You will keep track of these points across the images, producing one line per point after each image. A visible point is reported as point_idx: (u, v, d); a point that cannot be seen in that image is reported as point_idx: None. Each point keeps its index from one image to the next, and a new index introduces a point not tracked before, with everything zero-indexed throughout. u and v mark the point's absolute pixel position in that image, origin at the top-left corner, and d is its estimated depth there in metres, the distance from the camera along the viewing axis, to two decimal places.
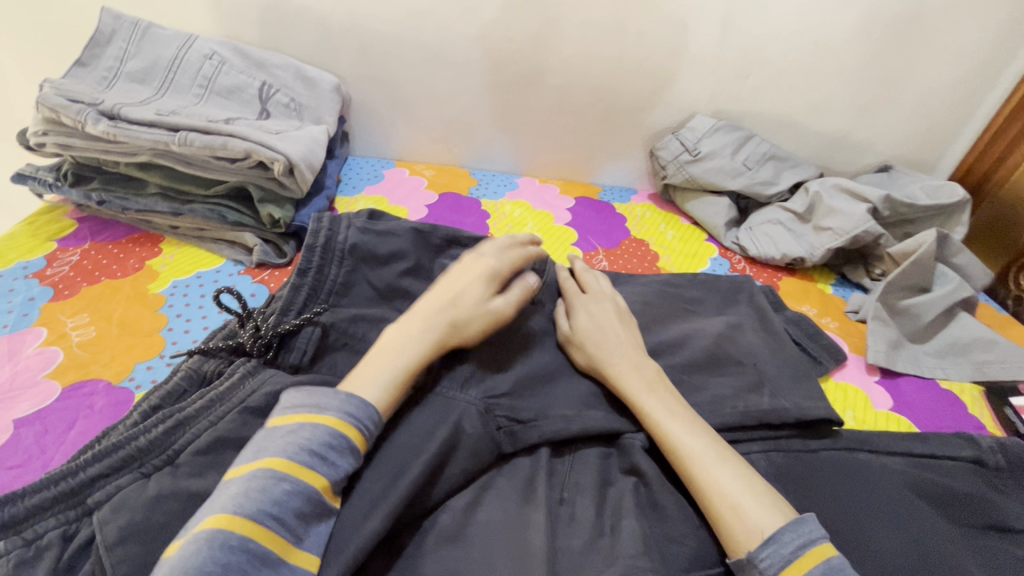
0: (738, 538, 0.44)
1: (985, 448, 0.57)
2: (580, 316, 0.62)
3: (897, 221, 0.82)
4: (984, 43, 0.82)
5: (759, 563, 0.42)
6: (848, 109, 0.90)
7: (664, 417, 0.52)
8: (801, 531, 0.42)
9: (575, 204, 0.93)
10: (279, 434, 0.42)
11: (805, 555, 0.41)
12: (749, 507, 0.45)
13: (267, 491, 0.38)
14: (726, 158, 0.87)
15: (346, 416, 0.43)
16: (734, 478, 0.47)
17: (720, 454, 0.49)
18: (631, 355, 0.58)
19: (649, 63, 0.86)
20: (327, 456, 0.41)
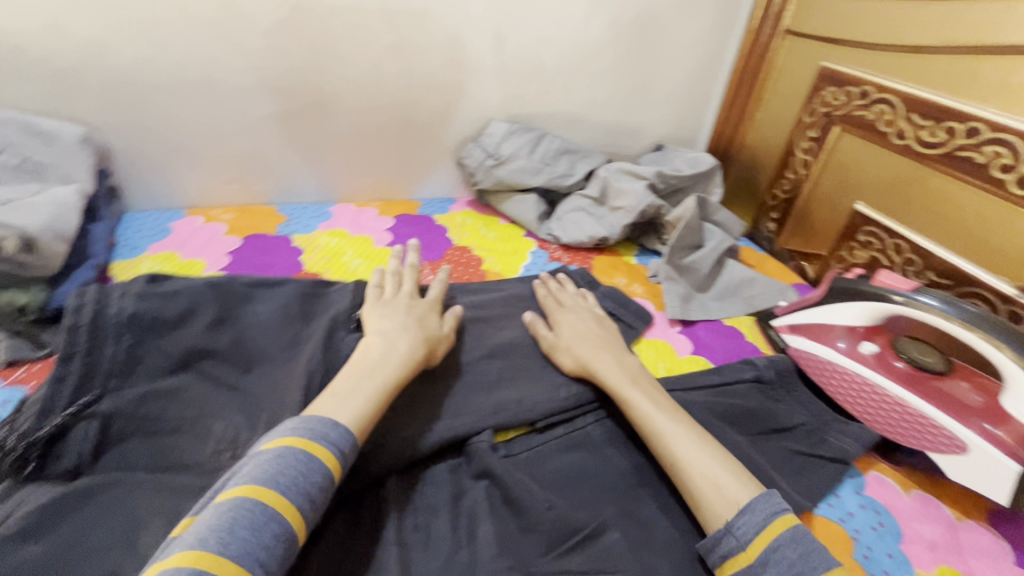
0: (717, 512, 0.46)
1: (761, 366, 0.69)
2: (571, 329, 0.67)
3: (672, 192, 0.95)
4: (703, 36, 0.99)
5: (736, 531, 0.44)
6: (619, 101, 1.02)
7: (639, 408, 0.55)
8: (772, 502, 0.45)
9: (394, 223, 0.93)
10: (265, 463, 0.40)
11: (775, 520, 0.44)
12: (729, 483, 0.48)
13: (259, 528, 0.37)
14: (525, 158, 0.94)
15: (337, 453, 0.43)
16: (710, 458, 0.50)
17: (695, 435, 0.53)
18: (615, 355, 0.62)
19: (438, 78, 0.89)
20: (318, 496, 0.41)
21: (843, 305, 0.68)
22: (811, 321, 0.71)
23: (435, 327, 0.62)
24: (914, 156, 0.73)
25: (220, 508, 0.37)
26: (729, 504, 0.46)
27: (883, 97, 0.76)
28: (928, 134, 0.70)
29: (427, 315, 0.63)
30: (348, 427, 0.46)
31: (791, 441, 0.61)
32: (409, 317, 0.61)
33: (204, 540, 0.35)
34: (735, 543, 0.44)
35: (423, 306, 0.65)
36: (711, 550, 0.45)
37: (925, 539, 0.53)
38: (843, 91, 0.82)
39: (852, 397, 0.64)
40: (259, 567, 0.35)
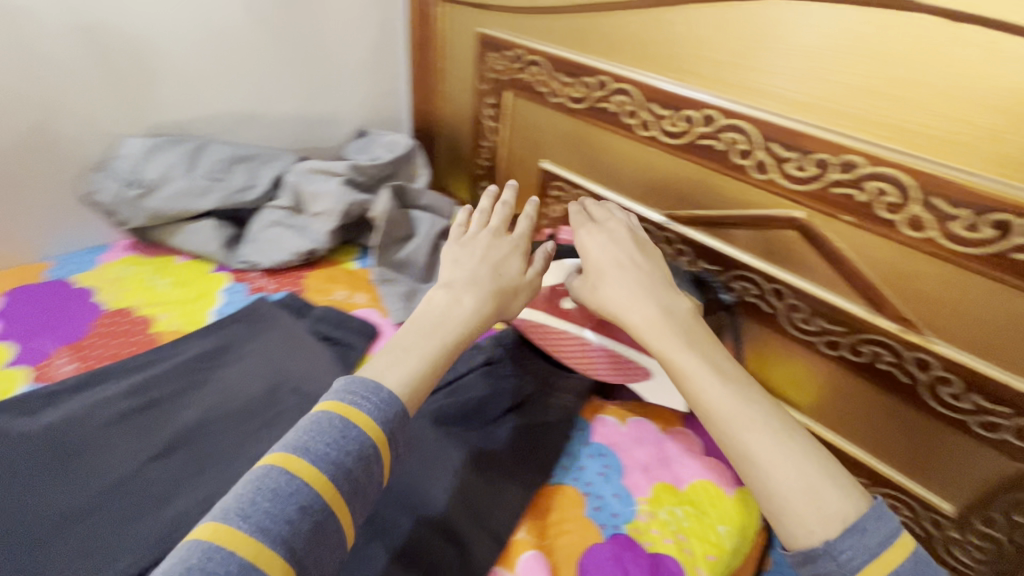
0: (811, 527, 0.39)
1: (488, 348, 0.66)
2: (609, 272, 0.55)
3: (377, 182, 0.88)
4: (362, 10, 0.92)
5: (840, 555, 0.37)
6: (291, 92, 0.90)
7: (692, 379, 0.47)
8: (887, 520, 0.38)
9: (5, 302, 0.67)
10: (329, 418, 0.39)
11: (889, 546, 0.37)
12: (829, 493, 0.40)
13: (282, 501, 0.35)
14: (183, 178, 0.76)
15: (383, 414, 0.40)
16: (793, 459, 0.41)
17: (767, 420, 0.44)
18: (658, 302, 0.52)
19: (10, 96, 0.67)
20: (359, 460, 0.38)
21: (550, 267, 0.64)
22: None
23: (511, 274, 0.55)
24: (568, 112, 0.78)
25: (250, 478, 0.36)
26: (827, 519, 0.39)
27: (532, 58, 0.79)
28: (573, 91, 0.75)
29: (508, 258, 0.56)
30: (396, 394, 0.42)
31: (525, 416, 0.61)
32: (484, 264, 0.54)
33: (224, 515, 0.34)
34: (836, 568, 0.37)
35: (507, 248, 0.57)
36: (801, 565, 0.39)
37: (641, 464, 0.58)
38: (501, 56, 0.84)
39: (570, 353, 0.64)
40: (281, 545, 0.33)
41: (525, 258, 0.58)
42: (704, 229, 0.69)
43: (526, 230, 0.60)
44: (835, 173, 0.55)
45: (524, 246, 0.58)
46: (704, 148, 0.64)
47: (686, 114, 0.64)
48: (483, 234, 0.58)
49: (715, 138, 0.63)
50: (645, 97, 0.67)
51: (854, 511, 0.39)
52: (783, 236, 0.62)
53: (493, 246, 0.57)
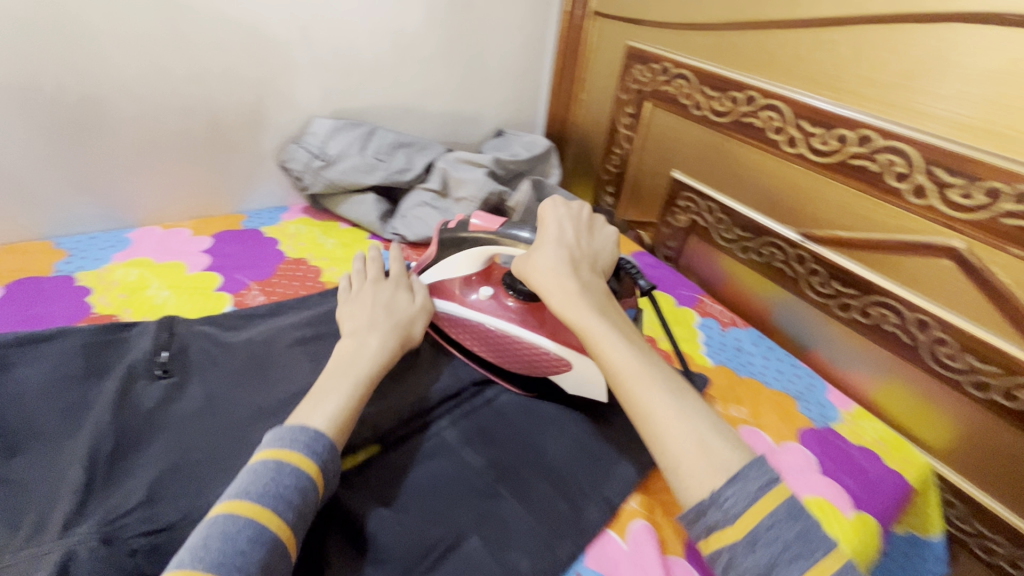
0: (699, 474, 0.42)
1: None
2: (536, 251, 0.58)
3: (514, 176, 0.96)
4: (521, 18, 0.99)
5: (725, 500, 0.40)
6: (449, 91, 0.99)
7: (603, 343, 0.50)
8: (766, 470, 0.41)
9: (213, 242, 0.82)
10: (264, 464, 0.42)
11: (768, 493, 0.40)
12: (714, 439, 0.44)
13: (231, 539, 0.37)
14: (356, 156, 0.87)
15: (308, 452, 0.43)
16: (685, 413, 0.45)
17: (663, 378, 0.48)
18: (576, 276, 0.55)
19: (242, 76, 0.80)
20: (294, 494, 0.41)
21: (460, 255, 0.66)
22: (438, 280, 0.68)
23: (404, 307, 0.62)
24: (710, 124, 0.80)
25: (200, 528, 0.38)
26: (713, 467, 0.42)
27: (679, 72, 0.83)
28: (718, 104, 0.78)
29: (395, 295, 0.63)
30: (323, 432, 0.46)
31: None
32: (375, 308, 0.60)
33: (179, 560, 0.36)
34: (722, 517, 0.40)
35: (389, 288, 0.64)
36: (693, 521, 0.41)
37: None
38: (648, 68, 0.88)
39: (489, 349, 0.64)
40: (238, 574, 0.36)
41: (409, 289, 0.65)
42: (842, 250, 0.68)
43: (402, 269, 0.67)
44: (1011, 204, 0.53)
45: (406, 280, 0.66)
46: (854, 169, 0.64)
47: (839, 134, 0.64)
48: (365, 286, 0.64)
49: (869, 159, 0.62)
50: (797, 115, 0.68)
51: (739, 463, 0.42)
52: (936, 266, 0.60)
53: (378, 290, 0.63)
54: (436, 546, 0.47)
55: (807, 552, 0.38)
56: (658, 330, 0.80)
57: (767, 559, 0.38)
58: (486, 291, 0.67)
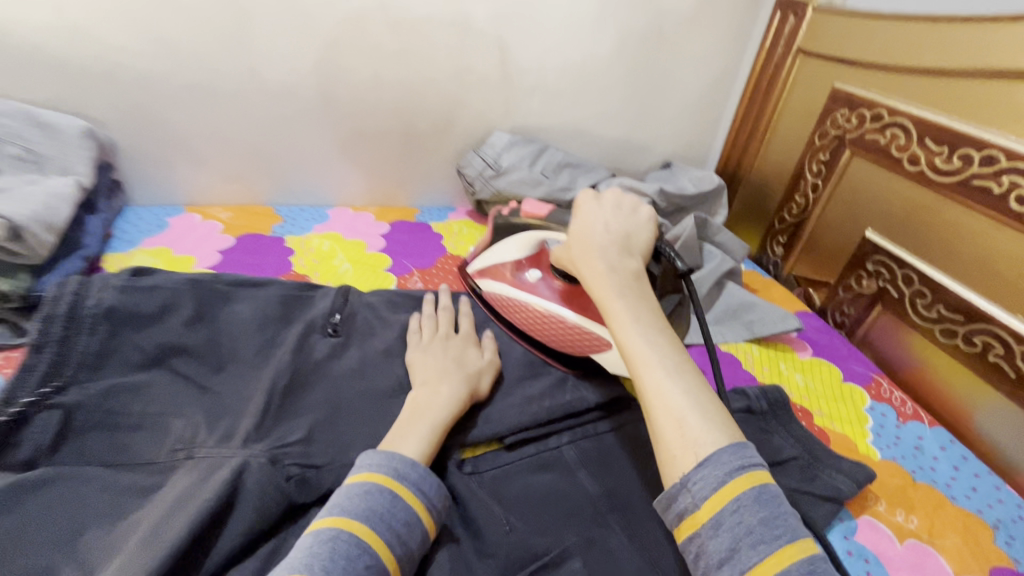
0: (673, 452, 0.42)
1: (753, 397, 0.65)
2: (574, 233, 0.60)
3: (675, 211, 0.93)
4: (715, 52, 0.96)
5: (692, 485, 0.40)
6: (624, 118, 1.00)
7: (616, 320, 0.50)
8: (739, 455, 0.40)
9: (390, 228, 0.92)
10: (380, 491, 0.43)
11: (740, 480, 0.39)
12: (693, 419, 0.42)
13: (354, 560, 0.39)
14: (525, 170, 0.91)
15: (420, 492, 0.45)
16: (676, 391, 0.44)
17: (666, 357, 0.46)
18: (608, 254, 0.55)
19: (440, 86, 0.88)
20: (403, 526, 0.42)
21: (513, 239, 0.72)
22: (493, 262, 0.75)
23: (475, 360, 0.62)
24: (927, 183, 0.69)
25: (320, 538, 0.40)
26: (687, 446, 0.41)
27: (895, 121, 0.73)
28: (942, 161, 0.67)
29: (465, 349, 0.63)
30: (427, 469, 0.47)
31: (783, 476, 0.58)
32: (446, 361, 0.60)
33: (309, 565, 0.37)
34: (690, 501, 0.39)
35: (459, 343, 0.64)
36: (666, 507, 0.41)
37: None
38: (855, 114, 0.79)
39: (529, 325, 0.69)
40: None
41: (478, 346, 0.65)
42: None
43: (470, 327, 0.68)
44: None
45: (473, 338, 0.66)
46: None
47: None
48: (435, 340, 0.63)
49: None
50: None
51: (713, 447, 0.41)
52: None
53: (449, 345, 0.63)
54: (539, 558, 0.46)
55: (769, 539, 0.36)
56: (815, 402, 0.71)
57: (728, 543, 0.37)
58: (535, 274, 0.71)
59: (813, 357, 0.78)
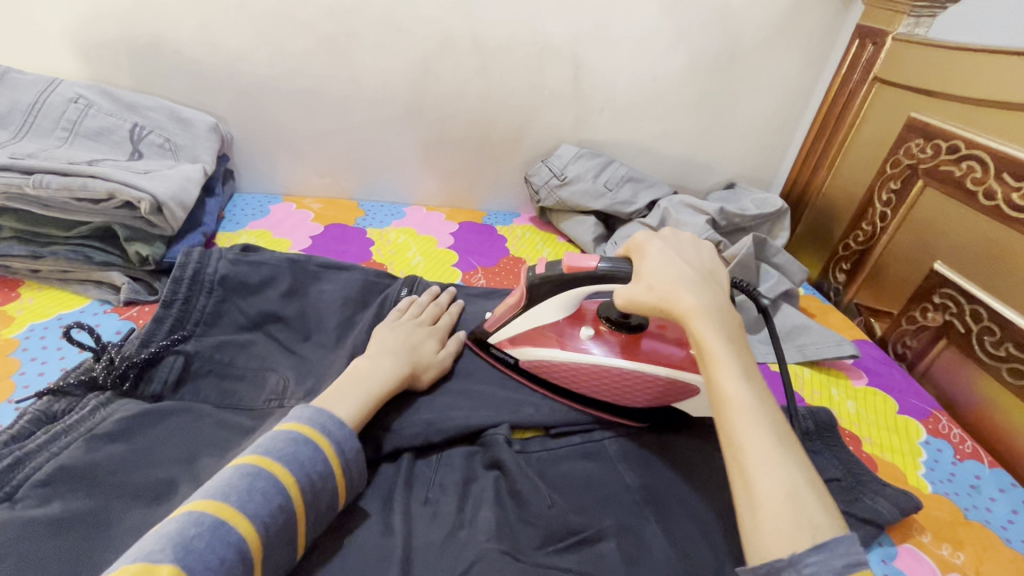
0: (780, 527, 0.38)
1: (798, 415, 0.67)
2: (658, 262, 0.55)
3: (734, 230, 0.94)
4: (788, 78, 0.97)
5: (803, 566, 0.37)
6: (690, 137, 1.02)
7: (722, 370, 0.46)
8: (853, 545, 0.38)
9: (459, 228, 0.99)
10: (304, 441, 0.47)
11: (855, 574, 0.37)
12: (807, 496, 0.39)
13: (266, 500, 0.42)
14: (590, 181, 0.96)
15: (340, 450, 0.48)
16: (786, 460, 0.41)
17: (772, 421, 0.44)
18: (706, 298, 0.51)
19: (515, 100, 0.95)
20: (319, 475, 0.46)
21: (551, 300, 0.63)
22: (530, 328, 0.65)
23: (428, 351, 0.64)
24: (1002, 218, 0.68)
25: (242, 474, 0.43)
26: (800, 526, 0.38)
27: (972, 153, 0.72)
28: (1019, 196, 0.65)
29: (426, 339, 0.65)
30: (352, 430, 0.50)
31: None
32: (401, 344, 0.63)
33: (227, 495, 0.41)
34: None
35: (425, 332, 0.66)
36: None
37: None
38: (930, 144, 0.79)
39: (598, 389, 0.63)
40: (262, 527, 0.41)
41: (441, 342, 0.67)
42: None
43: (447, 322, 0.70)
44: None
45: (442, 333, 0.68)
46: None
47: None
48: (407, 322, 0.67)
49: None
50: None
51: (827, 530, 0.38)
52: None
53: (415, 332, 0.66)
54: (576, 532, 0.50)
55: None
56: (865, 430, 0.70)
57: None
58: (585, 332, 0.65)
59: (867, 386, 0.77)
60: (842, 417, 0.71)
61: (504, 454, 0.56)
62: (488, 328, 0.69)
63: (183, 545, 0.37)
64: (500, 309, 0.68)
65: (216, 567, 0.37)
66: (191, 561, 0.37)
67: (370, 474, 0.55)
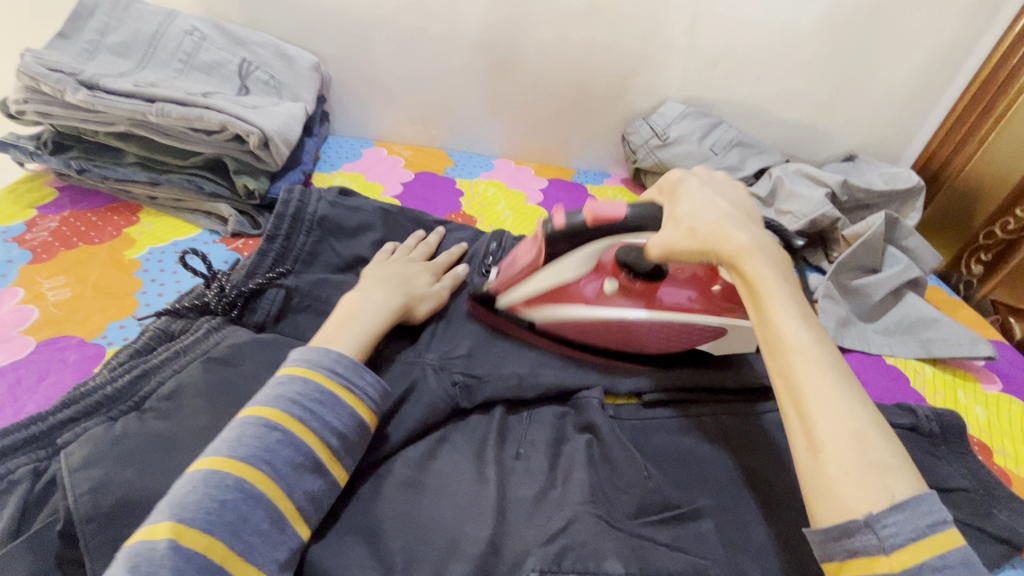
0: (854, 472, 0.36)
1: (922, 416, 0.60)
2: (698, 201, 0.53)
3: (855, 207, 0.85)
4: (944, 34, 0.83)
5: (883, 528, 0.34)
6: (813, 100, 0.92)
7: (774, 313, 0.44)
8: (937, 508, 0.34)
9: (548, 184, 0.96)
10: (292, 379, 0.45)
11: (939, 533, 0.34)
12: (877, 438, 0.37)
13: (260, 443, 0.41)
14: (694, 143, 0.89)
15: (339, 382, 0.46)
16: (851, 404, 0.39)
17: (833, 364, 0.41)
18: (751, 241, 0.49)
19: (621, 50, 0.88)
20: (318, 406, 0.44)
21: (570, 258, 0.59)
22: (550, 288, 0.61)
23: (422, 286, 0.61)
24: None
25: (236, 427, 0.42)
26: (871, 470, 0.36)
27: None
28: None
29: (419, 273, 0.63)
30: (345, 358, 0.48)
31: (948, 504, 0.53)
32: (394, 275, 0.61)
33: (218, 449, 0.40)
34: (875, 544, 0.34)
35: (420, 266, 0.64)
36: (835, 540, 0.36)
37: None
38: None
39: (638, 341, 0.62)
40: (267, 467, 0.40)
41: (436, 276, 0.65)
42: None
43: (448, 261, 0.68)
44: None
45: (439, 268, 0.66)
46: None
47: None
48: (400, 258, 0.65)
49: None
50: None
51: (905, 484, 0.35)
52: None
53: (409, 265, 0.64)
54: (672, 508, 0.48)
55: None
56: (997, 440, 0.62)
57: None
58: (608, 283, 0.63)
59: (1002, 393, 0.68)
60: (970, 424, 0.64)
61: (597, 417, 0.54)
62: (495, 289, 0.63)
63: (178, 501, 0.37)
64: (510, 267, 0.63)
65: (217, 511, 0.37)
66: (187, 513, 0.36)
67: (461, 422, 0.54)
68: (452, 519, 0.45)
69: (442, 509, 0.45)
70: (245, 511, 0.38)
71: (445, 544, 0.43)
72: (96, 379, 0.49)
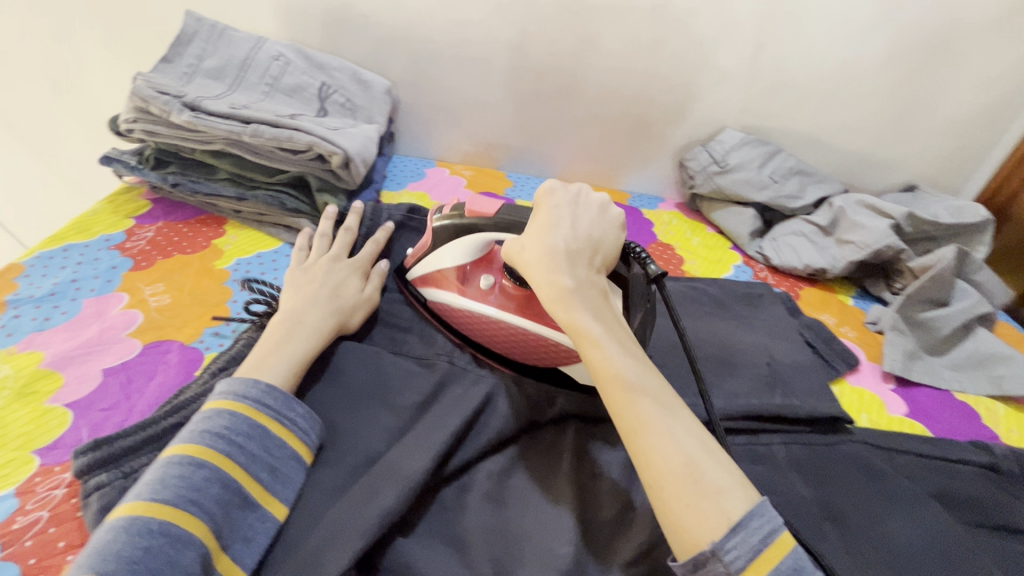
0: (683, 500, 0.36)
1: (999, 455, 0.59)
2: (536, 227, 0.52)
3: (920, 239, 0.84)
4: (1012, 69, 0.83)
5: (725, 556, 0.34)
6: (874, 131, 0.92)
7: (599, 344, 0.44)
8: (769, 517, 0.35)
9: None
10: (217, 413, 0.44)
11: (774, 545, 0.35)
12: (704, 463, 0.37)
13: (186, 484, 0.40)
14: (753, 171, 0.90)
15: (262, 410, 0.46)
16: (677, 432, 0.39)
17: (654, 390, 0.41)
18: (576, 271, 0.49)
19: (682, 80, 0.90)
20: (241, 437, 0.44)
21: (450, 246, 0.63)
22: (432, 271, 0.65)
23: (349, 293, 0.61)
24: None
25: (158, 469, 0.41)
26: (702, 498, 0.36)
27: None
28: None
29: (346, 279, 0.63)
30: (268, 385, 0.48)
31: None
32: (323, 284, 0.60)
33: (139, 494, 0.39)
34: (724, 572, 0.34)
35: (343, 268, 0.64)
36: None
37: None
38: None
39: (490, 341, 0.62)
40: (193, 506, 0.39)
41: (364, 278, 0.65)
42: None
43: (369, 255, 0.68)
44: None
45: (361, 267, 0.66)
46: None
47: None
48: (321, 260, 0.64)
49: None
50: None
51: (739, 505, 0.36)
52: None
53: (332, 269, 0.63)
54: None
55: None
56: None
57: None
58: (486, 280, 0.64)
59: None
60: None
61: None
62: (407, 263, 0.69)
63: (100, 551, 0.35)
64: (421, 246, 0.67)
65: (140, 559, 0.35)
66: (107, 564, 0.35)
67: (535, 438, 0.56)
68: (536, 535, 0.46)
69: (526, 524, 0.47)
70: (169, 555, 0.36)
71: (530, 559, 0.44)
72: (200, 383, 0.52)
